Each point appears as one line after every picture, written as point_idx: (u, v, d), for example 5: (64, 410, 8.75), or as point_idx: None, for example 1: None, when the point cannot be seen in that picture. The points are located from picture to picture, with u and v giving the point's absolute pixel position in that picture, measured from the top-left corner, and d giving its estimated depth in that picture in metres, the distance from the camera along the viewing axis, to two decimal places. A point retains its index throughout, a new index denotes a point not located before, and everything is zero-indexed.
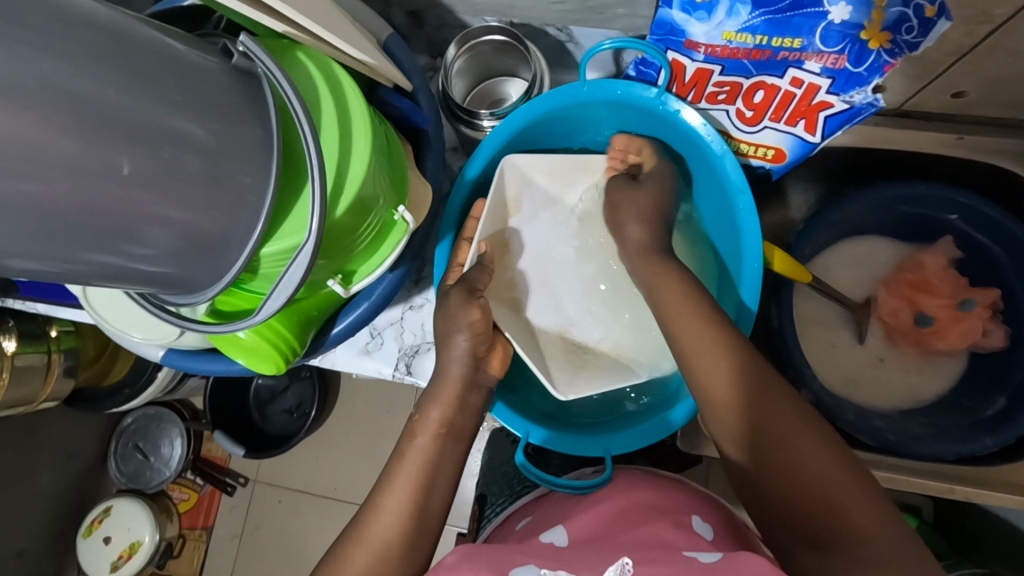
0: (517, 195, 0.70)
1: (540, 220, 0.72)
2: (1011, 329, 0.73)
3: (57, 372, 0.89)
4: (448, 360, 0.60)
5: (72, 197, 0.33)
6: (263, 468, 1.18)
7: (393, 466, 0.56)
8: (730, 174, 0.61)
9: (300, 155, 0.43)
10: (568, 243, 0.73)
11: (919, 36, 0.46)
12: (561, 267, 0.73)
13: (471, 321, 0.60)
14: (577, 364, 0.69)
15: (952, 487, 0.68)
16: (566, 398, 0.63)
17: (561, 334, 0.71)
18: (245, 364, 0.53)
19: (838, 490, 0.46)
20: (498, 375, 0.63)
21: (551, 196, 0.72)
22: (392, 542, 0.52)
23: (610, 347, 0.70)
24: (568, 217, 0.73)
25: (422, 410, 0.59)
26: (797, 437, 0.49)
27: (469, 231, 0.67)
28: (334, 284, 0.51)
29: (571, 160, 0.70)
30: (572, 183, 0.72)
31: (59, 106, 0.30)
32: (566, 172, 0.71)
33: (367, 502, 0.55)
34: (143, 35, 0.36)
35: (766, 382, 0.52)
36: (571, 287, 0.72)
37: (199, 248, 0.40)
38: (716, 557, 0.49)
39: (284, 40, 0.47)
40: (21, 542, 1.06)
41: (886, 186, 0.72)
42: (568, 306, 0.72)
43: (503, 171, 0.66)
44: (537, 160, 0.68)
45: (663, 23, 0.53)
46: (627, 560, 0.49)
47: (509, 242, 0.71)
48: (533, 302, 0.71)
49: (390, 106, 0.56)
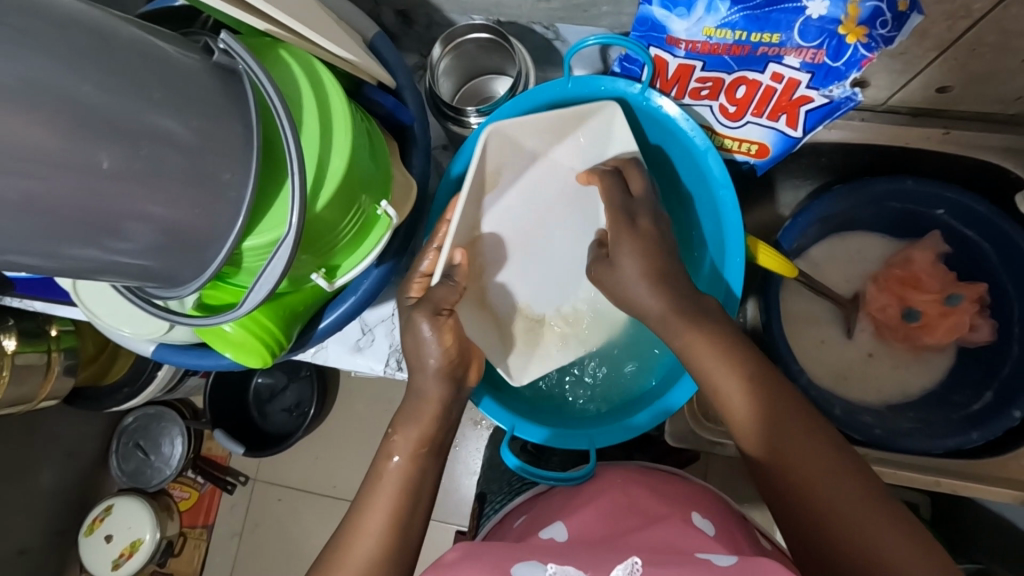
0: (498, 164, 0.62)
1: (526, 178, 0.66)
2: (998, 323, 0.73)
3: (57, 371, 0.90)
4: (424, 382, 0.58)
5: (56, 193, 0.34)
6: (262, 467, 1.20)
7: (370, 487, 0.55)
8: (713, 168, 0.63)
9: (280, 151, 0.44)
10: (554, 200, 0.67)
11: (893, 30, 0.47)
12: (545, 223, 0.68)
13: (443, 348, 0.57)
14: (532, 344, 0.69)
15: (938, 479, 0.68)
16: (519, 382, 0.67)
17: (521, 309, 0.69)
18: (232, 357, 0.54)
19: (866, 521, 0.46)
20: (474, 383, 0.62)
21: (536, 156, 0.64)
22: (374, 564, 0.52)
23: (565, 314, 0.71)
24: (555, 171, 0.66)
25: (394, 431, 0.58)
26: (821, 466, 0.49)
27: (440, 237, 0.62)
28: (318, 278, 0.51)
29: (562, 117, 0.61)
30: (561, 137, 0.64)
31: (40, 105, 0.31)
32: (557, 129, 0.63)
33: (347, 520, 0.55)
34: (124, 34, 0.36)
35: (794, 415, 0.52)
36: (556, 238, 0.68)
37: (180, 243, 0.41)
38: (732, 559, 0.46)
39: (266, 39, 0.47)
40: (22, 539, 1.07)
41: (875, 182, 0.73)
42: (553, 263, 0.69)
43: (487, 140, 0.59)
44: (526, 123, 0.60)
45: (645, 19, 0.53)
46: (637, 559, 0.44)
47: (483, 216, 0.65)
48: (505, 273, 0.68)
49: (376, 104, 0.57)
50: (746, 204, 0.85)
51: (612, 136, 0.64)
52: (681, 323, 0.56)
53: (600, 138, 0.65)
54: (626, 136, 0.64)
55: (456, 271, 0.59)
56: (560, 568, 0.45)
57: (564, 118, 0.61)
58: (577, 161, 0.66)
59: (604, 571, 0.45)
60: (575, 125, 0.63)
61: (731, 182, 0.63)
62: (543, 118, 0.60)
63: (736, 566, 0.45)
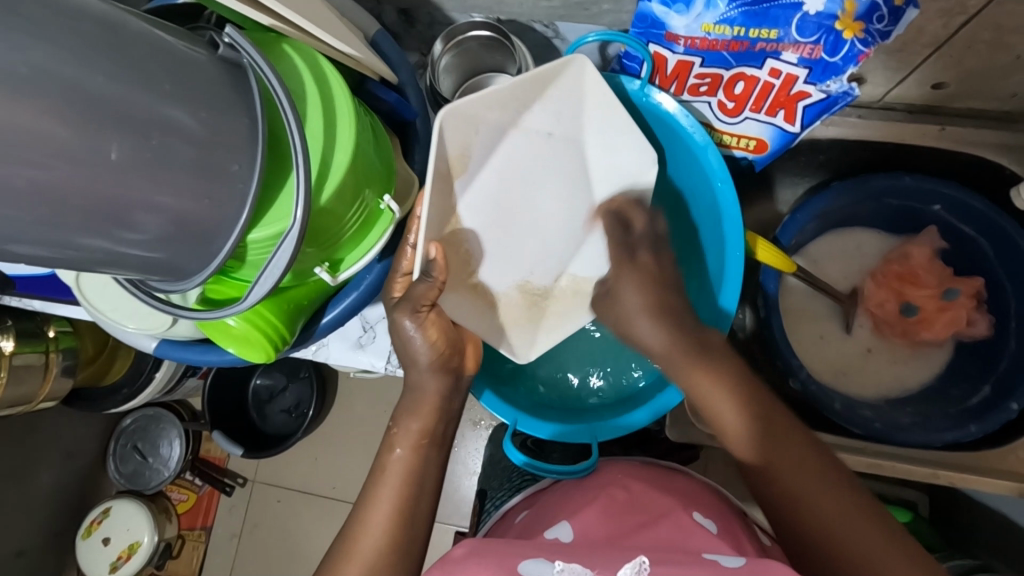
0: (462, 147, 0.58)
1: (499, 150, 0.61)
2: (995, 318, 0.74)
3: (55, 372, 0.90)
4: (419, 377, 0.58)
5: (65, 183, 0.34)
6: (261, 468, 1.19)
7: (373, 480, 0.56)
8: (712, 162, 0.64)
9: (285, 145, 0.44)
10: (533, 167, 0.64)
11: (890, 24, 0.48)
12: (525, 191, 0.64)
13: (430, 342, 0.57)
14: (537, 318, 0.68)
15: (936, 471, 0.68)
16: (525, 360, 0.67)
17: (522, 285, 0.67)
18: (236, 353, 0.54)
19: (850, 524, 0.48)
20: (471, 372, 0.62)
21: (504, 126, 0.60)
22: (382, 553, 0.52)
23: (569, 282, 0.68)
24: (529, 138, 0.62)
25: (398, 422, 0.58)
26: (797, 469, 0.51)
27: (414, 235, 0.58)
28: (322, 272, 0.52)
29: (522, 83, 0.56)
30: (528, 104, 0.59)
31: (50, 95, 0.32)
32: (523, 96, 0.58)
33: (353, 515, 0.55)
34: (131, 27, 0.36)
35: (785, 432, 0.54)
36: (538, 204, 0.65)
37: (186, 235, 0.41)
38: (739, 561, 0.46)
39: (270, 34, 0.48)
40: (20, 541, 1.06)
41: (871, 179, 0.74)
42: (547, 238, 0.66)
43: (443, 122, 0.54)
44: (482, 99, 0.55)
45: (645, 16, 0.54)
46: (644, 558, 0.44)
47: (457, 205, 0.61)
48: (484, 266, 0.65)
49: (378, 100, 0.58)
50: (745, 201, 0.85)
51: (584, 93, 0.60)
52: (686, 358, 0.58)
53: (572, 98, 0.60)
54: (598, 94, 0.60)
55: (434, 266, 0.55)
56: (568, 565, 0.45)
57: (524, 84, 0.56)
58: (551, 123, 0.62)
59: (611, 570, 0.44)
60: (541, 87, 0.58)
61: (729, 176, 0.64)
62: (498, 90, 0.55)
63: (745, 567, 0.45)
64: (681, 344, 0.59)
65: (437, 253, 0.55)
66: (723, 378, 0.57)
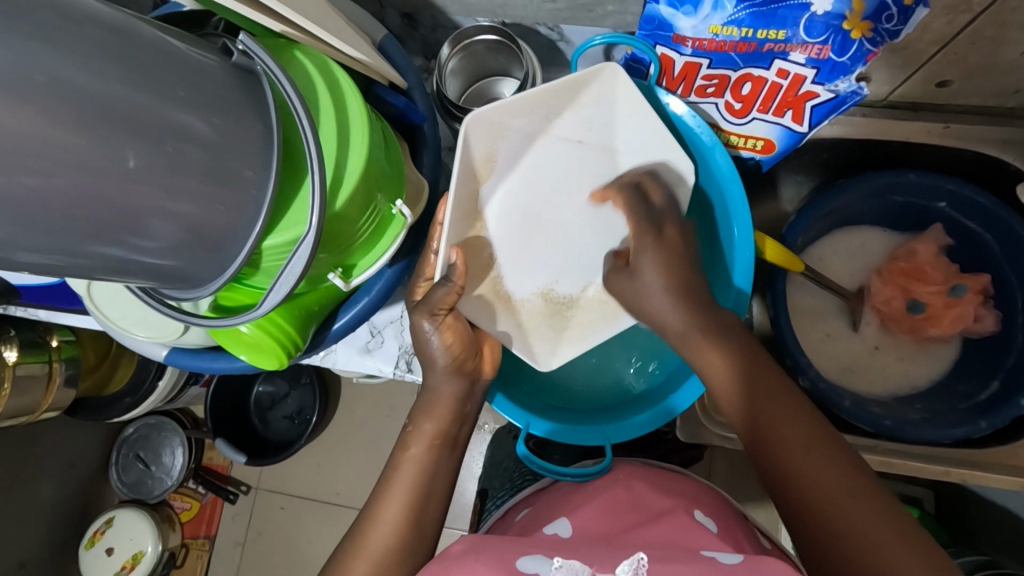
0: (488, 151, 0.60)
1: (527, 155, 0.63)
2: (1002, 313, 0.74)
3: (58, 381, 0.89)
4: (435, 380, 0.58)
5: (75, 191, 0.34)
6: (264, 475, 1.19)
7: (387, 478, 0.56)
8: (720, 163, 0.64)
9: (300, 150, 0.44)
10: (558, 172, 0.65)
11: (899, 23, 0.48)
12: (548, 195, 0.65)
13: (446, 345, 0.57)
14: (560, 326, 0.67)
15: (947, 469, 0.68)
16: (543, 367, 0.66)
17: (545, 292, 0.66)
18: (248, 360, 0.54)
19: (857, 512, 0.45)
20: (489, 376, 0.62)
21: (528, 132, 0.61)
22: (389, 551, 0.52)
23: (596, 292, 0.67)
24: (555, 145, 0.63)
25: (413, 422, 0.59)
26: (801, 447, 0.49)
27: (436, 241, 0.60)
28: (335, 277, 0.52)
29: (556, 88, 0.57)
30: (557, 111, 0.61)
31: (58, 102, 0.31)
32: (551, 103, 0.60)
33: (364, 512, 0.55)
34: (145, 34, 0.37)
35: (788, 409, 0.51)
36: (562, 211, 0.65)
37: (199, 242, 0.41)
38: (737, 558, 0.45)
39: (282, 40, 0.48)
40: (22, 553, 1.05)
41: (878, 175, 0.74)
42: (572, 251, 0.66)
43: (469, 128, 0.56)
44: (509, 105, 0.57)
45: (652, 18, 0.54)
46: (642, 554, 0.42)
47: (483, 209, 0.63)
48: (506, 268, 0.65)
49: (386, 103, 0.57)
50: (751, 200, 0.85)
51: (614, 98, 0.61)
52: (701, 337, 0.56)
53: (602, 103, 0.62)
54: (629, 97, 0.60)
55: (453, 271, 0.56)
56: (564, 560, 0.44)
57: (558, 88, 0.57)
58: (578, 131, 0.63)
59: (610, 568, 0.43)
60: (569, 95, 0.60)
61: (740, 178, 0.64)
62: (522, 96, 0.56)
63: (742, 564, 0.44)
64: (700, 325, 0.56)
65: (456, 259, 0.56)
66: (736, 359, 0.54)
